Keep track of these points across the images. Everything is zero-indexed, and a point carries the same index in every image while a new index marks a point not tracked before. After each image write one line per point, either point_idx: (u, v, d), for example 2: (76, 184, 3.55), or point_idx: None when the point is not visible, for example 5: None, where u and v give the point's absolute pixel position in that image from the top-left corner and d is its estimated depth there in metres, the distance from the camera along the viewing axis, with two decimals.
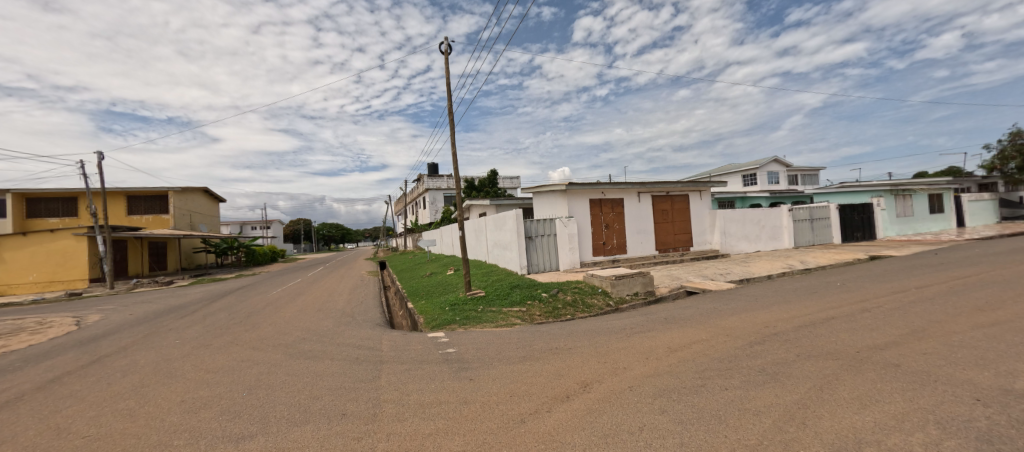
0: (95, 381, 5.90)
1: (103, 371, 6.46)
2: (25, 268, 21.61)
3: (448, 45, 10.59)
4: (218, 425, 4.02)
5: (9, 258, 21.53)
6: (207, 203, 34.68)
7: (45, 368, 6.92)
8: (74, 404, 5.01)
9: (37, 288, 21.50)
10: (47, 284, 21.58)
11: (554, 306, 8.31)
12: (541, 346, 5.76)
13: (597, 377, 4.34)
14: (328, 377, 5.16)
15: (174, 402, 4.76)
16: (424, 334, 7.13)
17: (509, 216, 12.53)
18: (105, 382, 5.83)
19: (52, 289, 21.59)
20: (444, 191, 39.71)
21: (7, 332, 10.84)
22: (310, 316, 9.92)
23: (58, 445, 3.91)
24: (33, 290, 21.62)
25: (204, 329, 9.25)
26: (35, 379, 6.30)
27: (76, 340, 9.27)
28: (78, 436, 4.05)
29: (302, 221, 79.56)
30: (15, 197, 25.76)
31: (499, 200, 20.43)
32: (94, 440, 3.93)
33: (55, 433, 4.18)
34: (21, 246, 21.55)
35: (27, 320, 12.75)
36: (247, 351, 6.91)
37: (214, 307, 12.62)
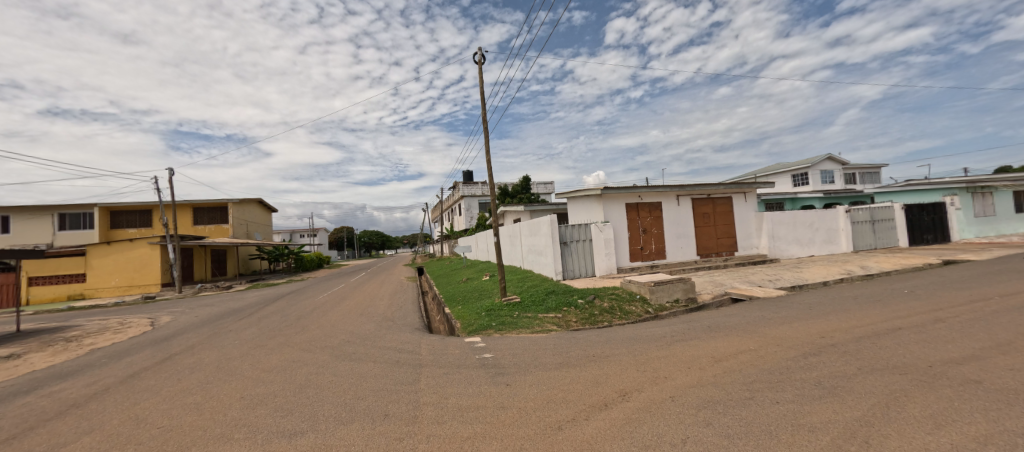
0: (167, 377, 6.36)
1: (173, 367, 6.97)
2: (107, 274, 23.51)
3: (481, 55, 10.66)
4: (273, 421, 4.21)
5: (94, 265, 23.40)
6: (262, 213, 36.96)
7: (125, 364, 7.51)
8: (149, 397, 5.40)
9: (118, 292, 23.42)
10: (127, 289, 23.59)
11: (591, 312, 8.17)
12: (578, 352, 5.68)
13: (636, 386, 4.21)
14: (376, 376, 5.39)
15: (235, 397, 5.05)
16: (460, 339, 7.18)
17: (544, 222, 12.44)
18: (176, 377, 6.29)
19: (131, 293, 23.59)
20: (480, 198, 40.32)
21: (95, 331, 11.92)
22: (353, 319, 10.24)
23: (137, 434, 4.21)
24: (114, 294, 23.43)
25: (258, 331, 9.74)
26: (118, 374, 6.87)
27: (149, 339, 10.04)
28: (154, 426, 4.37)
29: (345, 229, 83.21)
30: (102, 210, 28.42)
31: (534, 206, 20.43)
32: (169, 431, 4.21)
33: (135, 422, 4.54)
34: (105, 254, 23.48)
35: (111, 321, 14.00)
36: (297, 352, 7.22)
37: (268, 310, 13.32)
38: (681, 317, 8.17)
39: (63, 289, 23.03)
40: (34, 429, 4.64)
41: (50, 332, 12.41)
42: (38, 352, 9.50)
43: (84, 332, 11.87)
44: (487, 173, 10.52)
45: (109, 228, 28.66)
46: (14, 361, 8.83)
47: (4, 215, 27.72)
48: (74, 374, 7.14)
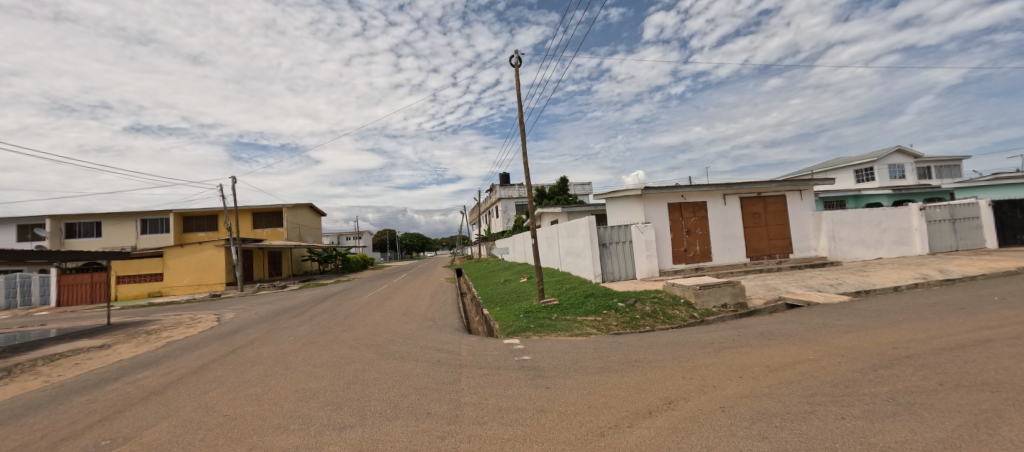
0: (231, 369, 6.83)
1: (237, 360, 7.47)
2: (180, 274, 25.51)
3: (518, 58, 10.64)
4: (324, 414, 4.39)
5: (170, 265, 25.42)
6: (312, 217, 38.96)
7: (195, 356, 8.12)
8: (217, 387, 5.81)
9: (190, 289, 25.47)
10: (196, 287, 25.55)
11: (633, 316, 7.96)
12: (619, 357, 5.56)
13: (683, 394, 4.05)
14: (420, 374, 5.54)
15: (290, 390, 5.33)
16: (500, 340, 7.24)
17: (582, 223, 12.28)
18: (239, 369, 6.73)
19: (200, 291, 25.56)
20: (517, 200, 40.46)
21: (171, 325, 13.02)
22: (396, 319, 10.53)
23: (206, 420, 4.54)
24: (187, 292, 25.49)
25: (309, 328, 10.24)
26: (190, 365, 7.46)
27: (215, 333, 10.81)
28: (221, 414, 4.69)
29: (387, 232, 85.90)
30: (177, 216, 31.05)
31: (572, 207, 20.24)
32: (233, 419, 4.49)
33: (205, 410, 4.89)
34: (178, 255, 25.52)
35: (183, 316, 15.23)
36: (345, 349, 7.53)
37: (318, 309, 13.98)
38: (738, 322, 7.79)
39: (143, 287, 25.24)
40: (122, 412, 5.12)
41: (134, 325, 13.69)
42: (124, 343, 10.50)
43: (162, 326, 12.99)
44: (525, 175, 10.48)
45: (182, 232, 31.24)
46: (106, 350, 9.84)
47: (97, 221, 30.71)
48: (152, 364, 7.80)
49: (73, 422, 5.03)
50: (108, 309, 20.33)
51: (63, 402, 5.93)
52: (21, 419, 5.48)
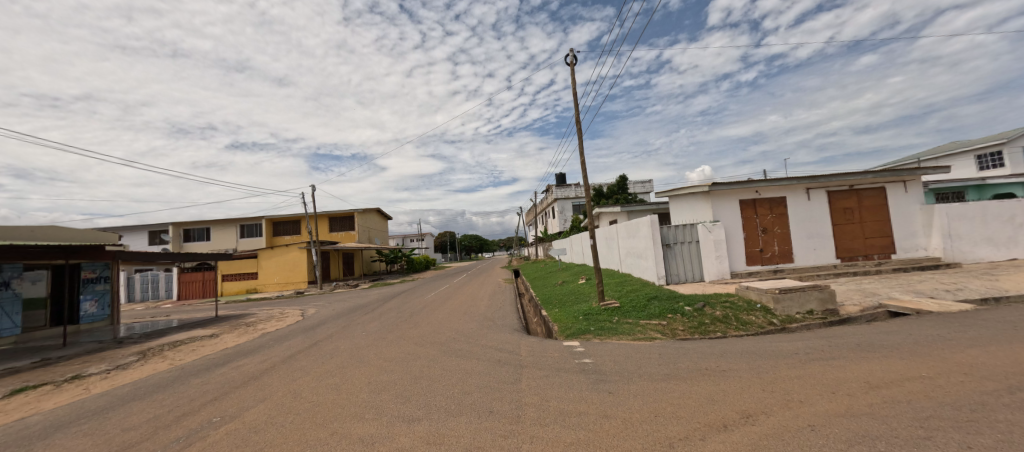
0: (314, 359, 7.43)
1: (318, 351, 8.11)
2: (271, 273, 28.22)
3: (574, 56, 10.45)
4: (394, 405, 4.62)
5: (263, 265, 28.24)
6: (380, 221, 41.31)
7: (283, 347, 8.94)
8: (302, 375, 6.35)
9: (280, 287, 28.13)
10: (284, 285, 28.14)
11: (701, 321, 7.53)
12: (688, 364, 5.26)
13: (763, 408, 3.75)
14: (483, 372, 5.63)
15: (364, 382, 5.67)
16: (559, 342, 7.17)
17: (643, 222, 11.84)
18: (320, 360, 7.30)
19: (288, 288, 28.10)
20: (574, 200, 40.00)
21: (264, 319, 14.43)
22: (458, 318, 10.82)
23: (294, 405, 4.97)
24: (278, 289, 28.16)
25: (379, 325, 10.84)
26: (279, 354, 8.22)
27: (300, 327, 11.85)
28: (306, 400, 5.11)
29: (447, 234, 88.77)
30: (268, 222, 34.43)
31: (632, 206, 19.61)
32: (317, 405, 4.88)
33: (292, 395, 5.36)
34: (270, 256, 28.20)
35: (273, 311, 16.81)
36: (411, 346, 7.87)
37: (386, 307, 14.76)
38: (831, 329, 7.08)
39: (242, 284, 28.27)
40: (227, 394, 5.78)
41: (234, 318, 15.36)
42: (229, 333, 11.89)
43: (257, 319, 14.45)
44: (583, 175, 10.26)
45: (272, 236, 34.60)
46: (214, 339, 11.20)
47: (206, 227, 34.67)
48: (250, 352, 8.71)
49: (190, 400, 5.76)
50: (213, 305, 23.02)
51: (183, 383, 6.82)
52: (151, 395, 6.39)
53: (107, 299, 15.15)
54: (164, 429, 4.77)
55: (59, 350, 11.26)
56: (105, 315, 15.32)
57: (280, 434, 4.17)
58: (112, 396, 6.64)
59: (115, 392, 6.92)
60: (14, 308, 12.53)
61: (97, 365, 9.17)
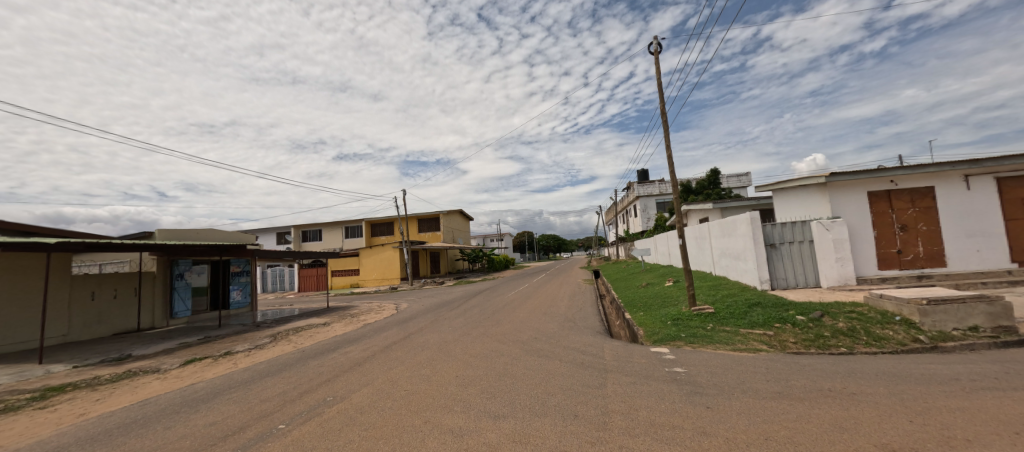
0: (407, 351, 7.96)
1: (411, 344, 8.66)
2: (370, 269, 30.90)
3: (659, 44, 9.87)
4: (481, 400, 4.73)
5: (364, 262, 31.04)
6: (463, 222, 43.11)
7: (381, 338, 9.70)
8: (398, 365, 6.83)
9: (378, 282, 30.65)
10: (382, 280, 30.60)
11: (818, 334, 6.62)
12: (801, 383, 4.65)
13: (907, 444, 3.16)
14: (567, 374, 5.54)
15: (452, 375, 5.91)
16: (646, 347, 6.81)
17: (742, 220, 10.82)
18: (413, 352, 7.79)
19: (385, 284, 30.48)
20: (658, 197, 38.14)
21: (365, 311, 15.79)
22: (539, 317, 10.84)
23: (391, 393, 5.35)
24: (377, 283, 30.71)
25: (464, 321, 11.28)
26: (378, 344, 8.94)
27: (394, 320, 12.78)
28: (401, 389, 5.48)
29: (526, 233, 89.91)
30: (367, 224, 37.80)
31: (727, 202, 18.06)
32: (411, 394, 5.20)
33: (390, 384, 5.78)
34: (370, 254, 30.97)
35: (371, 304, 18.33)
36: (494, 343, 8.04)
37: (470, 304, 15.33)
38: (1004, 352, 5.78)
39: (346, 279, 31.35)
40: (337, 378, 6.42)
41: (341, 309, 17.04)
42: (337, 323, 13.23)
43: (359, 311, 15.86)
44: (671, 170, 9.65)
45: (371, 236, 37.92)
46: (327, 327, 12.56)
47: (317, 229, 38.87)
48: (354, 341, 9.61)
49: (308, 380, 6.52)
50: (323, 297, 25.81)
51: (302, 364, 7.74)
52: (278, 373, 7.34)
53: (249, 288, 18.18)
54: (289, 403, 5.45)
55: (215, 329, 13.47)
56: (248, 302, 18.37)
57: (381, 417, 4.52)
58: (251, 371, 7.77)
59: (252, 368, 8.08)
60: (186, 293, 15.70)
61: (242, 343, 10.81)
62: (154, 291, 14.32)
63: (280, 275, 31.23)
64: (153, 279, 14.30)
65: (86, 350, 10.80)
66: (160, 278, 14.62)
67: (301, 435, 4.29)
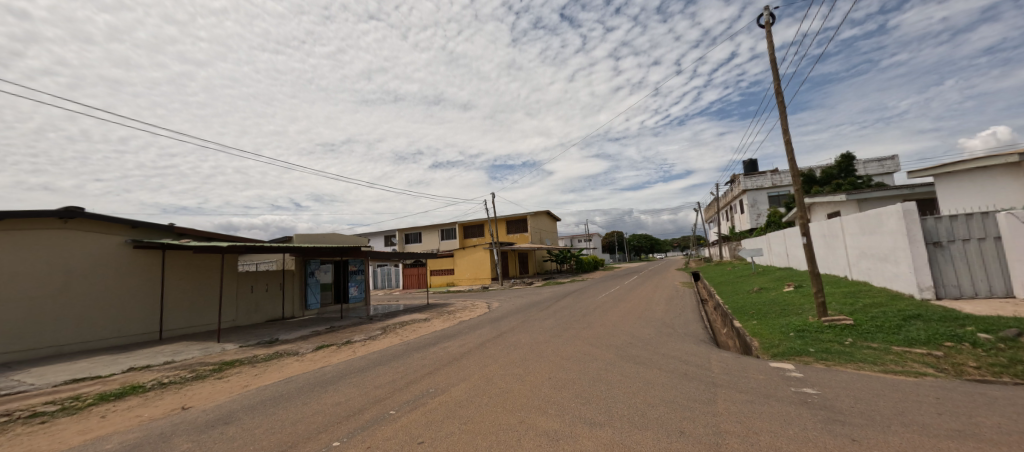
0: (501, 349, 8.08)
1: (504, 342, 8.79)
2: (464, 269, 32.38)
3: (770, 15, 8.77)
4: (576, 405, 4.56)
5: (459, 262, 32.62)
6: (551, 222, 43.17)
7: (475, 335, 10.02)
8: (492, 363, 6.95)
9: (471, 281, 31.95)
10: (475, 279, 31.85)
11: (1014, 360, 5.08)
12: (986, 420, 3.68)
13: None
14: (670, 385, 5.11)
15: (545, 377, 5.83)
16: (763, 361, 6.02)
17: (891, 214, 9.08)
18: (506, 351, 7.88)
19: (477, 283, 31.67)
20: (771, 190, 34.28)
21: (461, 309, 16.48)
22: (634, 322, 10.31)
23: (486, 390, 5.45)
24: (471, 282, 32.04)
25: (555, 322, 11.18)
26: (473, 341, 9.24)
27: (487, 318, 13.15)
28: (496, 386, 5.54)
29: (616, 233, 87.20)
30: (460, 227, 39.71)
31: (866, 192, 15.51)
32: (506, 392, 5.22)
33: (485, 380, 5.88)
34: (463, 255, 32.43)
35: (466, 302, 19.10)
36: (587, 346, 7.81)
37: (560, 305, 15.21)
38: None
39: (442, 278, 33.29)
40: (437, 372, 6.73)
41: (439, 306, 18.04)
42: (437, 319, 14.01)
43: (456, 309, 16.64)
44: (789, 156, 8.48)
45: (464, 237, 39.79)
46: (428, 322, 13.40)
47: (417, 232, 41.88)
48: (452, 336, 10.06)
49: (412, 371, 6.94)
50: (423, 295, 27.66)
51: (407, 356, 8.29)
52: (386, 363, 7.95)
53: (364, 285, 20.71)
54: (398, 391, 5.84)
55: (338, 320, 15.18)
56: (363, 297, 21.15)
57: (478, 412, 4.59)
58: (365, 360, 8.54)
59: (366, 357, 8.87)
60: (317, 289, 17.97)
61: (358, 334, 11.98)
62: (294, 286, 16.67)
63: (387, 274, 34.23)
64: (293, 276, 16.61)
65: (247, 333, 12.95)
66: (297, 275, 16.87)
67: (408, 422, 4.55)
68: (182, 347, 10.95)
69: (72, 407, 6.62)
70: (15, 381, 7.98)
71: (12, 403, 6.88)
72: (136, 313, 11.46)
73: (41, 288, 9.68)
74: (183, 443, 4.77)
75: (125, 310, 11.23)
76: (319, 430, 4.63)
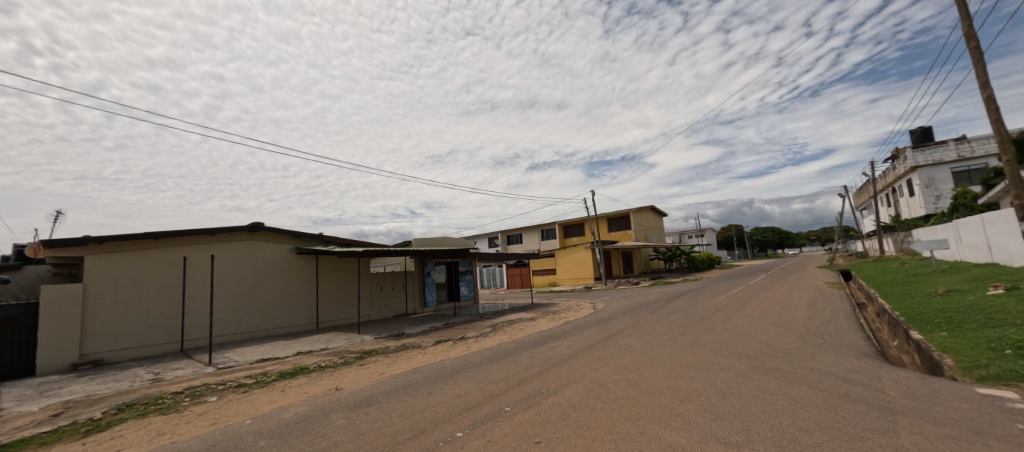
0: (612, 351, 7.73)
1: (615, 345, 8.41)
2: (566, 268, 32.19)
3: None
4: (707, 420, 4.09)
5: (560, 262, 32.55)
6: (656, 218, 40.81)
7: (583, 336, 9.79)
8: (602, 366, 6.67)
9: (573, 281, 31.63)
10: (576, 279, 31.48)
11: None
12: None
13: None
14: (830, 407, 4.29)
15: (665, 385, 5.37)
16: (963, 386, 4.75)
17: None
18: (617, 354, 7.51)
19: (579, 283, 31.24)
20: (953, 166, 27.83)
21: (567, 309, 16.36)
22: (766, 328, 9.07)
23: (599, 394, 5.21)
24: (573, 282, 31.72)
25: (670, 325, 10.40)
26: (581, 342, 9.02)
27: (595, 319, 12.81)
28: (609, 391, 5.27)
29: (735, 227, 78.95)
30: (559, 227, 39.67)
31: None
32: (621, 398, 4.94)
33: (597, 384, 5.65)
34: (564, 255, 32.29)
35: (571, 303, 18.91)
36: (711, 353, 7.05)
37: (674, 306, 14.15)
38: None
39: (545, 278, 33.58)
40: (545, 372, 6.68)
41: (545, 306, 18.17)
42: (543, 318, 14.16)
43: (562, 309, 16.66)
44: (991, 117, 6.65)
45: (564, 237, 39.67)
46: (534, 322, 13.59)
47: (518, 232, 42.75)
48: (558, 337, 9.96)
49: (523, 370, 7.00)
50: (528, 294, 28.18)
51: (516, 355, 8.42)
52: (497, 360, 8.16)
53: (472, 284, 21.68)
54: (510, 389, 5.90)
55: (452, 317, 16.16)
56: (472, 296, 22.01)
57: (593, 417, 4.40)
58: (478, 356, 8.87)
59: (480, 353, 9.22)
60: (433, 288, 19.27)
61: (471, 331, 12.61)
62: (414, 285, 18.16)
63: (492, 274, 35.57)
64: (412, 275, 18.10)
65: (381, 326, 14.47)
66: (415, 275, 18.38)
67: (522, 421, 4.53)
68: (335, 336, 12.67)
69: (265, 380, 8.11)
70: (226, 358, 10.10)
71: (226, 374, 8.68)
72: (301, 306, 13.67)
73: (238, 286, 12.10)
74: (337, 420, 5.41)
75: (293, 304, 13.47)
76: (444, 420, 4.87)
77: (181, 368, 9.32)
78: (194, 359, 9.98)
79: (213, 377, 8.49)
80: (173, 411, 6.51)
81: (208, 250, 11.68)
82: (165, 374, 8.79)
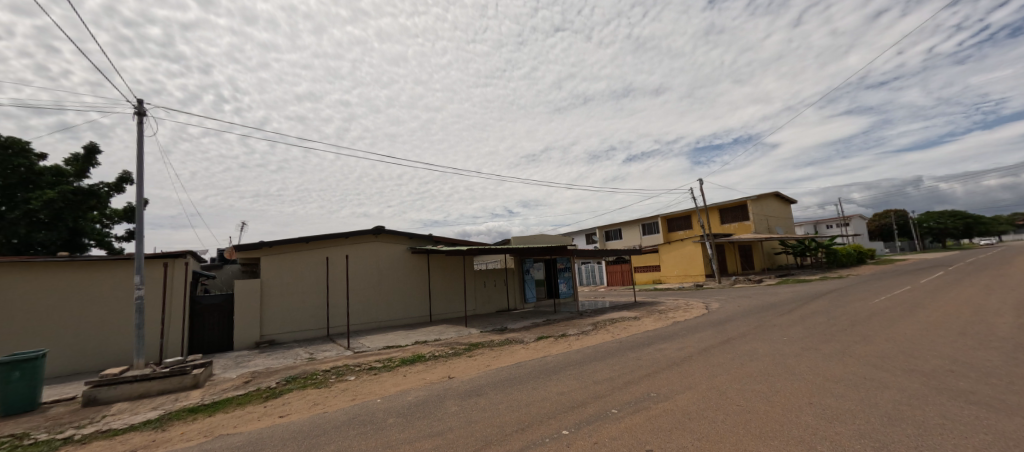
0: (734, 358, 7.71)
1: (736, 350, 8.31)
2: (672, 265, 31.02)
3: None
4: (863, 445, 4.07)
5: (665, 258, 31.46)
6: (781, 206, 36.80)
7: (698, 338, 9.77)
8: (723, 373, 6.79)
9: (681, 278, 30.34)
10: (684, 277, 30.16)
11: None
12: None
13: None
14: (1010, 444, 3.93)
15: (806, 403, 5.34)
16: None
17: None
18: (739, 361, 7.50)
19: (687, 280, 29.92)
20: None
21: (672, 308, 16.03)
22: (935, 340, 8.04)
23: (724, 405, 5.45)
24: (679, 280, 30.47)
25: (806, 331, 9.76)
26: (697, 345, 9.07)
27: (709, 320, 12.52)
28: (735, 403, 5.47)
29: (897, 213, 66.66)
30: (662, 220, 38.16)
31: None
32: (749, 412, 5.14)
33: (717, 393, 5.87)
34: (670, 250, 31.11)
35: (679, 302, 18.33)
36: (862, 369, 6.62)
37: (805, 309, 13.05)
38: None
39: (649, 275, 32.77)
40: (658, 374, 7.06)
41: (647, 305, 17.96)
42: (647, 317, 14.25)
43: (667, 308, 16.36)
44: None
45: (668, 231, 38.05)
46: (638, 321, 13.67)
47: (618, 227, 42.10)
48: (667, 338, 10.10)
49: (630, 370, 7.48)
50: (629, 292, 27.87)
51: (624, 354, 8.86)
52: (605, 359, 8.70)
53: (571, 281, 22.19)
54: (618, 390, 6.45)
55: (553, 314, 16.94)
56: (572, 293, 22.47)
57: (713, 429, 4.73)
58: (582, 354, 9.50)
59: (582, 351, 9.83)
60: (532, 284, 20.53)
61: (572, 328, 13.22)
62: (515, 281, 19.51)
63: (592, 271, 35.73)
64: (512, 272, 19.45)
65: (486, 320, 15.85)
66: (516, 272, 19.67)
67: (630, 425, 5.08)
68: (445, 329, 14.32)
69: (390, 365, 9.75)
70: (359, 343, 12.25)
71: (360, 358, 10.62)
72: (417, 301, 15.69)
73: (367, 282, 14.41)
74: (451, 406, 6.53)
75: (411, 298, 15.53)
76: (549, 416, 5.63)
77: (328, 350, 11.60)
78: (336, 343, 12.32)
79: (351, 359, 10.47)
80: (324, 386, 8.36)
81: (345, 251, 14.14)
82: (317, 354, 11.08)
